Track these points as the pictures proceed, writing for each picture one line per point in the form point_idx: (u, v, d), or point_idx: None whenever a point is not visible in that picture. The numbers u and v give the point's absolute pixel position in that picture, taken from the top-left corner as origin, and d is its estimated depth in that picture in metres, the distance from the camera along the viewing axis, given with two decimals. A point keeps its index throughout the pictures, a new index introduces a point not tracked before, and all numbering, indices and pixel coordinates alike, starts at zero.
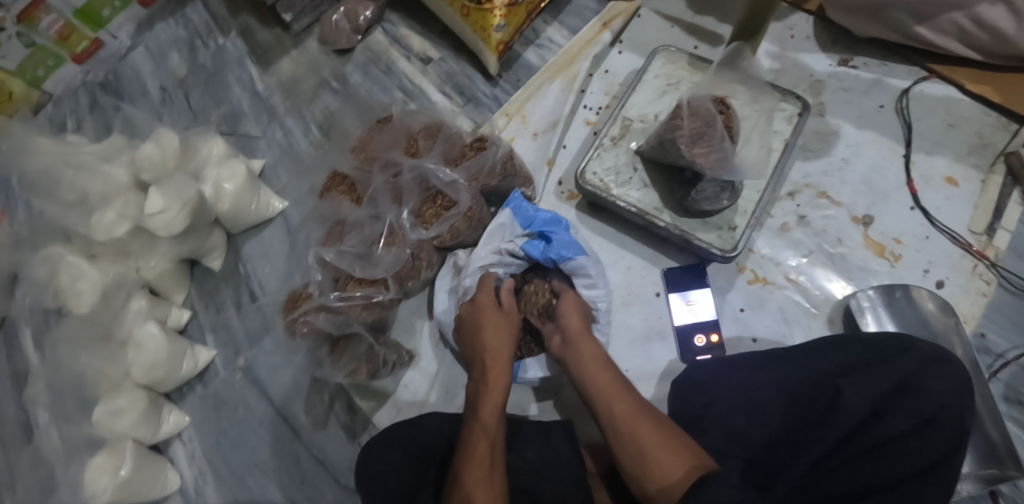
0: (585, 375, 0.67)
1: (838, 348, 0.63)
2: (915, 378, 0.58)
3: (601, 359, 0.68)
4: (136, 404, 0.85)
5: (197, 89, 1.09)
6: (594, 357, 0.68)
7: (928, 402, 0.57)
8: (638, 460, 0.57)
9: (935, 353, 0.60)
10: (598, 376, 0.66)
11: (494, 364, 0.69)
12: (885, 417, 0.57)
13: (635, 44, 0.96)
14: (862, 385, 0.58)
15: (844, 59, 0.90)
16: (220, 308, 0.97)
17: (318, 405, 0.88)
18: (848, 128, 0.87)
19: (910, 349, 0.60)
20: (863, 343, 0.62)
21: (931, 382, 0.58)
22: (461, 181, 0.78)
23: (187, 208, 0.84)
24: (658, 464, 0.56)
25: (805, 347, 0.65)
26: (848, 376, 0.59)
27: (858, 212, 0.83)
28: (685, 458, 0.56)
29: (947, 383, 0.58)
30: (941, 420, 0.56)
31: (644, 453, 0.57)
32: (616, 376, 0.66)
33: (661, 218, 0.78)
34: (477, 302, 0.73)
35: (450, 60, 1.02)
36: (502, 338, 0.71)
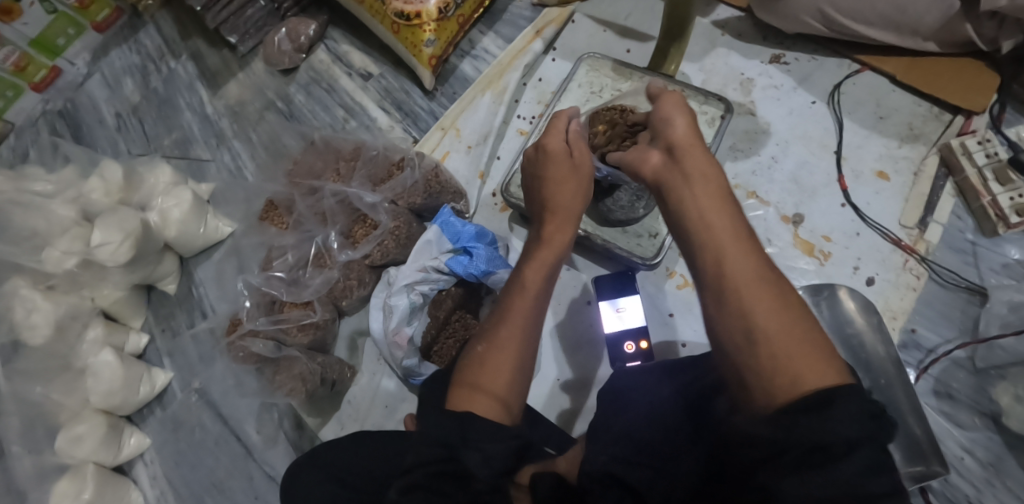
0: (691, 219, 0.47)
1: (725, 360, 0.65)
2: None
3: (717, 194, 0.48)
4: (96, 430, 0.89)
5: (150, 115, 1.11)
6: (680, 110, 0.52)
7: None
8: (710, 248, 0.45)
9: None
10: (711, 217, 0.47)
11: (556, 223, 0.61)
12: None
13: (568, 51, 0.96)
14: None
15: (775, 55, 0.90)
16: (176, 332, 1.00)
17: (268, 425, 0.90)
18: (778, 126, 0.87)
19: None
20: None
21: None
22: (382, 203, 0.81)
23: (130, 239, 0.87)
24: (704, 229, 0.46)
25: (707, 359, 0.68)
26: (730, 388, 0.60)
27: (787, 211, 0.83)
28: (737, 227, 0.46)
29: None
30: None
31: (686, 213, 0.48)
32: (734, 222, 0.47)
33: (582, 228, 0.79)
34: (544, 147, 0.62)
35: (389, 76, 1.02)
36: (571, 192, 0.61)
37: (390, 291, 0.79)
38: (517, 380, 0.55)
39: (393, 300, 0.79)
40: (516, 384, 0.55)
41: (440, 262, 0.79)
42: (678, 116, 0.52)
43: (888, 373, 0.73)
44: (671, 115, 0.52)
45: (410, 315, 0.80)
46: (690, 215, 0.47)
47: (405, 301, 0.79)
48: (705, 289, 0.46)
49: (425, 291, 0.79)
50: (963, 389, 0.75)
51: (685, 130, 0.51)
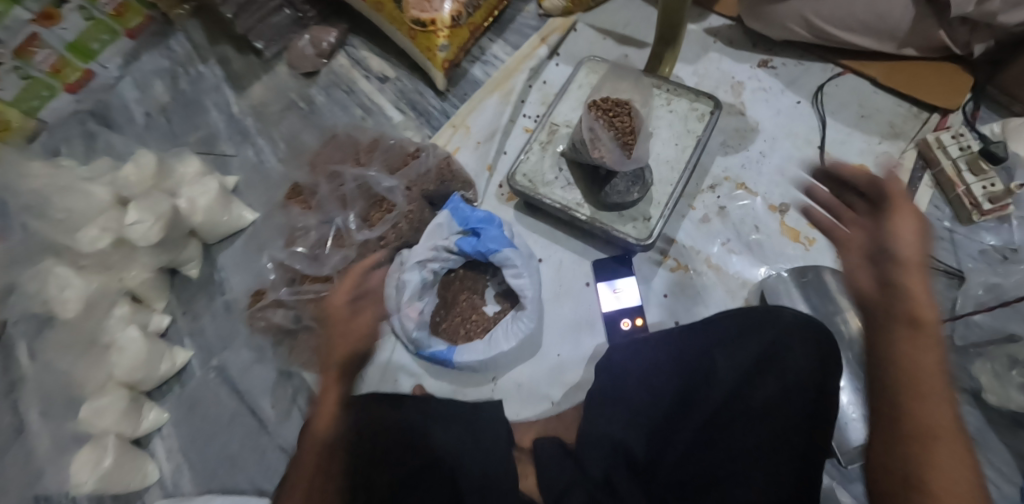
0: (896, 369, 0.54)
1: (715, 328, 0.72)
2: (779, 349, 0.67)
3: (934, 368, 0.53)
4: (118, 403, 0.94)
5: (178, 114, 1.19)
6: (909, 232, 0.56)
7: (804, 377, 0.65)
8: (909, 363, 0.53)
9: (796, 321, 0.69)
10: (921, 377, 0.53)
11: (326, 384, 0.70)
12: (756, 384, 0.66)
13: (571, 57, 1.04)
14: (733, 355, 0.68)
15: (763, 60, 0.97)
16: (196, 314, 1.05)
17: (283, 399, 0.97)
18: (767, 124, 0.93)
19: (774, 324, 0.69)
20: (740, 325, 0.71)
21: (794, 352, 0.67)
22: (399, 187, 0.89)
23: (161, 221, 0.93)
24: (919, 385, 0.53)
25: (705, 325, 0.73)
26: (725, 349, 0.69)
27: (774, 201, 0.88)
28: (942, 393, 0.52)
29: (810, 350, 0.67)
30: (807, 384, 0.65)
31: (903, 367, 0.54)
32: (940, 386, 0.53)
33: (582, 212, 0.84)
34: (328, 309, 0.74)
35: (404, 79, 1.10)
36: (350, 348, 0.71)
37: (402, 268, 0.83)
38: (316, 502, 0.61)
39: (405, 275, 0.82)
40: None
41: (450, 242, 0.85)
42: (907, 251, 0.56)
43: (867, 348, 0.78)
44: (905, 242, 0.56)
45: (421, 291, 0.84)
46: (902, 349, 0.54)
47: (416, 277, 0.83)
48: (904, 436, 0.52)
49: (435, 270, 0.84)
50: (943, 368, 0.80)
51: (913, 256, 0.55)
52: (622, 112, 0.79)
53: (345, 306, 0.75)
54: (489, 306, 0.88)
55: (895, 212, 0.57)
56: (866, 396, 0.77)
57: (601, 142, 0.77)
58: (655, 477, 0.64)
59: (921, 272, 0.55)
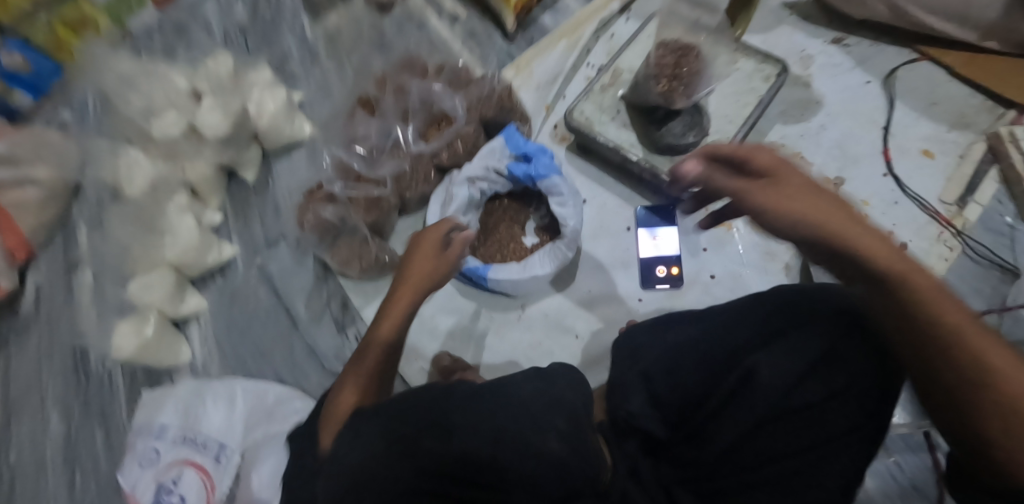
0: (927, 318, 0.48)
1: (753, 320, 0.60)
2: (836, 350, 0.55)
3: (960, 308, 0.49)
4: (166, 280, 1.00)
5: (254, 33, 1.23)
6: (797, 182, 0.54)
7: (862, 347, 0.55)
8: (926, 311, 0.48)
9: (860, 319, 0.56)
10: (950, 314, 0.48)
11: (370, 353, 0.64)
12: (800, 393, 0.54)
13: (642, 14, 1.05)
14: (778, 364, 0.55)
15: (837, 38, 0.96)
16: (247, 216, 1.10)
17: (318, 301, 1.01)
18: (831, 98, 0.92)
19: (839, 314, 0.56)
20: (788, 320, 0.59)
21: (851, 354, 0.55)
22: (461, 107, 0.92)
23: (230, 118, 1.00)
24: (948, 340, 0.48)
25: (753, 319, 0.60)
26: (765, 351, 0.57)
27: (829, 173, 0.88)
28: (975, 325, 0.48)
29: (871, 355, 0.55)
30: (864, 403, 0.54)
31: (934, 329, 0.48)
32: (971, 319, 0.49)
33: (635, 153, 0.86)
34: (418, 238, 0.71)
35: (475, 20, 1.12)
36: (417, 283, 0.67)
37: (453, 182, 0.87)
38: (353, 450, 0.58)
39: (455, 191, 0.86)
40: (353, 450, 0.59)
41: (501, 165, 0.88)
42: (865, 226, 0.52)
43: None
44: (808, 208, 0.52)
45: (466, 207, 0.87)
46: (907, 282, 0.49)
47: (465, 193, 0.86)
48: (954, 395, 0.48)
49: (483, 189, 0.88)
50: None
51: (886, 249, 0.50)
52: (688, 51, 0.79)
53: (437, 244, 0.70)
54: (528, 236, 0.90)
55: (773, 196, 0.53)
56: None
57: (670, 78, 0.78)
58: (670, 460, 0.59)
59: (892, 249, 0.51)
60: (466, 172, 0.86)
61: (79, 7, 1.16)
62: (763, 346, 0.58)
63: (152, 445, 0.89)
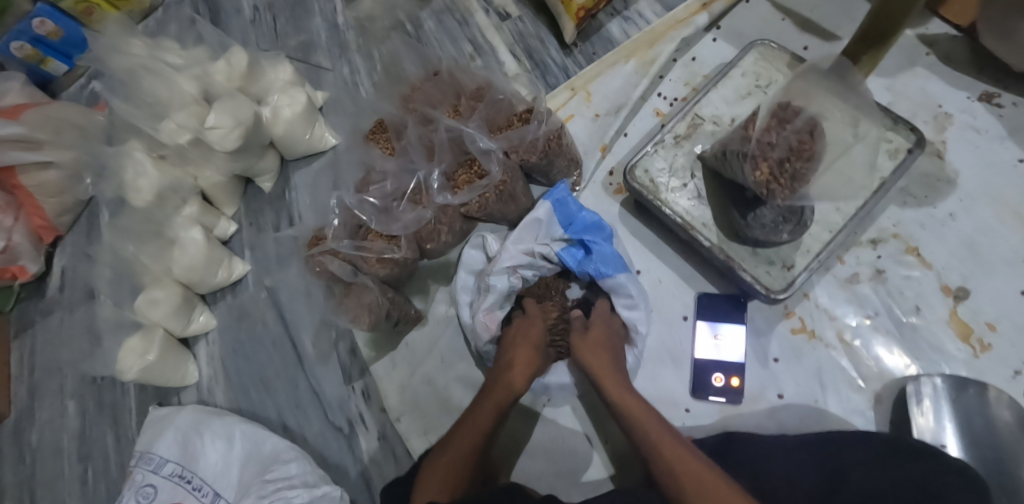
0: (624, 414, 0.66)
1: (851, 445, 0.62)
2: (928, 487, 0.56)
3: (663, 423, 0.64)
4: (172, 297, 0.92)
5: (283, 11, 1.07)
6: (634, 402, 0.66)
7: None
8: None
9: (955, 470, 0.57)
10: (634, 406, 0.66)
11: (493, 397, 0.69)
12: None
13: (733, 33, 0.85)
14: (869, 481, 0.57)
15: (987, 93, 0.75)
16: (261, 228, 1.01)
17: (326, 339, 0.93)
18: (967, 178, 0.73)
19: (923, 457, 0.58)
20: (875, 448, 0.60)
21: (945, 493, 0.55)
22: (496, 151, 0.77)
23: (241, 128, 0.87)
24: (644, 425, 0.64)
25: (857, 451, 0.61)
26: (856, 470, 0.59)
27: (950, 280, 0.71)
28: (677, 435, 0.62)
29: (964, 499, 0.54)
30: None
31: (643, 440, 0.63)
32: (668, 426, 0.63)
33: (706, 236, 0.72)
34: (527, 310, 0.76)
35: (527, 20, 0.94)
36: (525, 370, 0.70)
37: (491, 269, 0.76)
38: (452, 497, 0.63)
39: (493, 281, 0.76)
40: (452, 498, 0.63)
41: (551, 249, 0.76)
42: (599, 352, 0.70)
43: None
44: (592, 361, 0.69)
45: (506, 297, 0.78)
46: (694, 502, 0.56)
47: (504, 283, 0.76)
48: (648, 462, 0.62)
49: (527, 276, 0.77)
50: None
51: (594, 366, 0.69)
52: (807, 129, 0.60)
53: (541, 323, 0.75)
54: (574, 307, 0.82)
55: (579, 342, 0.71)
56: None
57: (771, 167, 0.61)
58: None
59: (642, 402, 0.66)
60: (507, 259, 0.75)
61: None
62: (852, 467, 0.59)
63: (149, 479, 0.84)
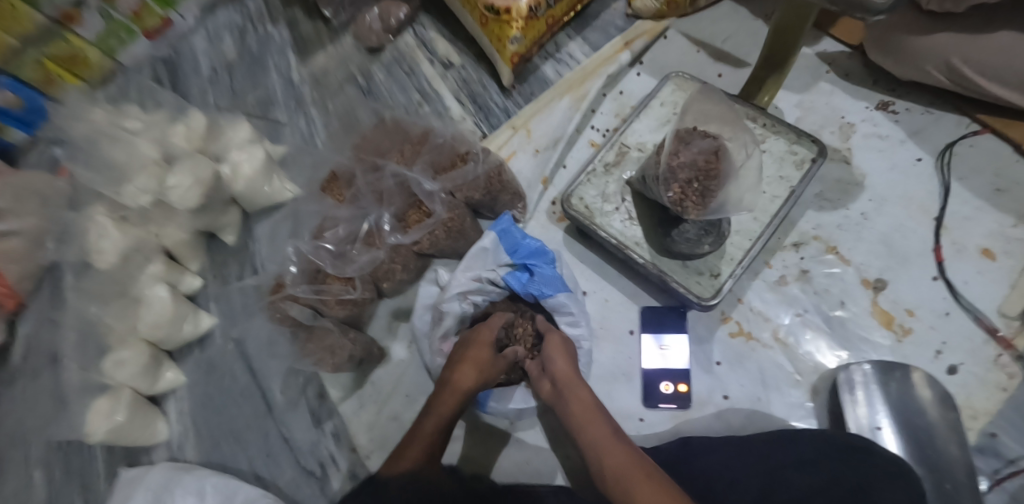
0: (575, 422, 0.68)
1: (794, 445, 0.63)
2: (867, 485, 0.56)
3: (611, 431, 0.66)
4: (139, 357, 0.93)
5: (240, 69, 1.11)
6: (582, 405, 0.69)
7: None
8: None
9: (891, 470, 0.58)
10: (587, 421, 0.67)
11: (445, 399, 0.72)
12: None
13: (655, 67, 0.92)
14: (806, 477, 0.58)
15: (883, 102, 0.82)
16: (227, 280, 1.04)
17: (293, 384, 0.95)
18: (875, 180, 0.79)
19: (862, 455, 0.60)
20: (817, 447, 0.62)
21: (881, 492, 0.55)
22: (439, 193, 0.84)
23: (199, 184, 0.92)
24: (589, 431, 0.66)
25: (806, 452, 0.62)
26: (796, 469, 0.60)
27: (869, 274, 0.76)
28: (627, 445, 0.63)
29: (901, 495, 0.55)
30: None
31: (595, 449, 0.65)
32: (620, 435, 0.65)
33: (640, 254, 0.78)
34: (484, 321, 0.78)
35: (470, 68, 1.01)
36: (470, 372, 0.72)
37: (443, 296, 0.81)
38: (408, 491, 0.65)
39: (446, 306, 0.81)
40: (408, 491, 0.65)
41: (497, 275, 0.82)
42: (561, 358, 0.74)
43: (955, 478, 0.66)
44: (558, 367, 0.73)
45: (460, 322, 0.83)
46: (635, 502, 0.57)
47: (456, 308, 0.81)
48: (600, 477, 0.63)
49: (476, 301, 0.82)
50: None
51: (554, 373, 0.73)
52: (711, 153, 0.70)
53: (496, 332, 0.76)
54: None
55: (552, 340, 0.75)
56: None
57: (682, 186, 0.71)
58: None
59: (593, 402, 0.69)
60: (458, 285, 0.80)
61: (69, 44, 0.97)
62: (794, 466, 0.61)
63: None
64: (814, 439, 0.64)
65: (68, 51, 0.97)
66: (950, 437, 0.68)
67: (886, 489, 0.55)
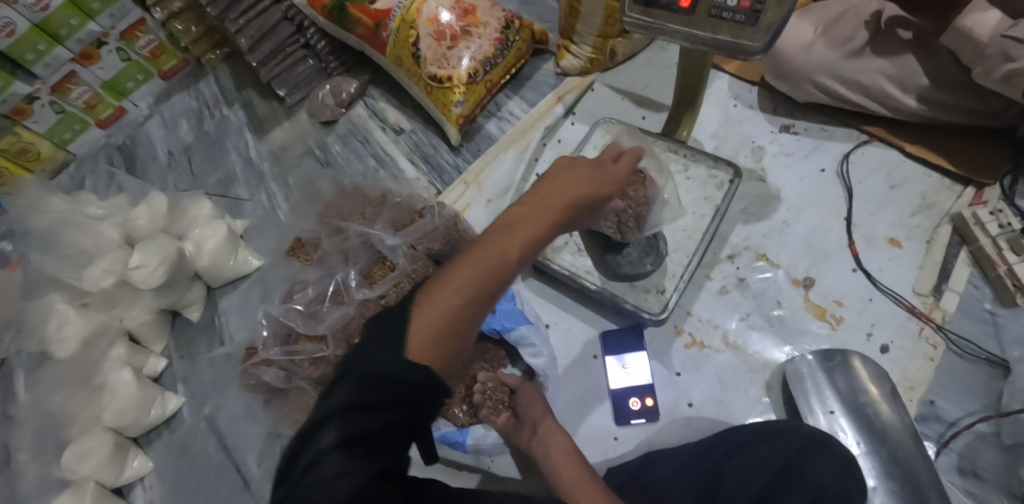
0: (556, 469, 0.72)
1: (730, 434, 0.70)
2: (796, 461, 0.62)
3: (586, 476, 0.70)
4: (103, 447, 0.90)
5: (199, 155, 1.19)
6: (563, 450, 0.74)
7: (812, 483, 0.58)
8: None
9: (813, 439, 0.64)
10: (566, 469, 0.71)
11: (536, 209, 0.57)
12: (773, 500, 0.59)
13: (587, 116, 1.03)
14: (743, 463, 0.64)
15: (785, 125, 0.94)
16: (194, 358, 1.03)
17: (270, 456, 0.93)
18: (789, 192, 0.90)
19: (786, 433, 0.66)
20: (745, 431, 0.69)
21: (811, 465, 0.60)
22: (402, 246, 0.88)
23: (165, 263, 0.93)
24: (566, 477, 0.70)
25: (739, 439, 0.68)
26: (734, 458, 0.65)
27: (798, 274, 0.85)
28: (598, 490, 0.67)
29: (829, 465, 0.60)
30: (830, 491, 0.57)
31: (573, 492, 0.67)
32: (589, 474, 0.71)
33: (592, 281, 0.84)
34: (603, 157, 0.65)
35: (420, 131, 1.10)
36: (592, 181, 0.61)
37: None
38: (435, 343, 0.49)
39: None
40: (430, 348, 0.48)
41: None
42: (537, 405, 0.78)
43: (905, 445, 0.72)
44: (535, 416, 0.76)
45: None
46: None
47: None
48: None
49: None
50: (989, 467, 0.72)
51: (536, 421, 0.76)
52: (637, 181, 0.76)
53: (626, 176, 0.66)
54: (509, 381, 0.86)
55: (526, 390, 0.79)
56: (960, 493, 0.71)
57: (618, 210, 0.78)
58: None
59: (571, 453, 0.74)
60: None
61: (22, 136, 1.11)
62: (732, 455, 0.66)
63: None
64: (749, 427, 0.70)
65: (21, 145, 1.12)
66: (891, 408, 0.74)
67: (812, 460, 0.61)
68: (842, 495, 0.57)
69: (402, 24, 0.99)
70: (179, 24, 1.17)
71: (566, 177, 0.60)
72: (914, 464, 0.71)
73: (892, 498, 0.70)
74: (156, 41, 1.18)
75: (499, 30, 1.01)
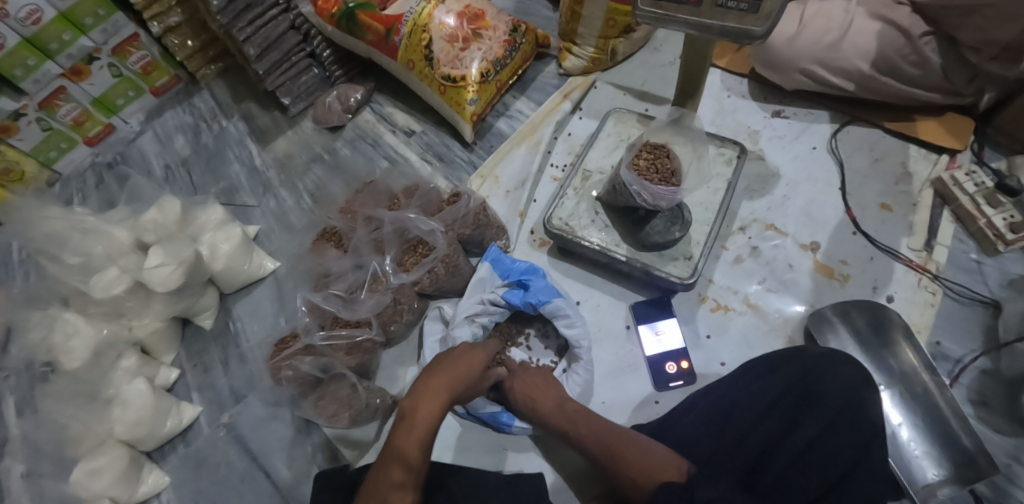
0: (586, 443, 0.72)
1: (772, 372, 0.73)
2: (810, 382, 0.70)
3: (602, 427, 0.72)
4: (117, 462, 0.84)
5: (198, 167, 1.18)
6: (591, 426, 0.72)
7: (827, 405, 0.68)
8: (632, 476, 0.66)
9: (826, 354, 0.73)
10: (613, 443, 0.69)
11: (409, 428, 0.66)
12: (797, 430, 0.67)
13: (593, 111, 1.09)
14: (756, 390, 0.72)
15: (776, 111, 1.03)
16: (208, 367, 0.99)
17: (300, 457, 0.90)
18: (786, 169, 0.98)
19: (795, 358, 0.73)
20: (787, 364, 0.73)
21: (824, 385, 0.69)
22: (438, 230, 0.88)
23: (183, 266, 0.90)
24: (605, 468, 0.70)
25: (760, 364, 0.75)
26: (754, 385, 0.73)
27: (804, 240, 0.92)
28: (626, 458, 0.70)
29: (840, 381, 0.69)
30: (847, 415, 0.67)
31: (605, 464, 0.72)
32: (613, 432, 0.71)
33: (621, 252, 0.88)
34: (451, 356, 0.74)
35: (430, 132, 1.13)
36: (437, 397, 0.68)
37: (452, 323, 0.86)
38: None
39: (457, 332, 0.84)
40: None
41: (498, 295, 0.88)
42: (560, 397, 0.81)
43: (923, 381, 0.78)
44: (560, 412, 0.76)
45: None
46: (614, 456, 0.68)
47: (466, 331, 0.85)
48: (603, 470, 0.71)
49: (483, 323, 0.87)
50: (996, 396, 0.79)
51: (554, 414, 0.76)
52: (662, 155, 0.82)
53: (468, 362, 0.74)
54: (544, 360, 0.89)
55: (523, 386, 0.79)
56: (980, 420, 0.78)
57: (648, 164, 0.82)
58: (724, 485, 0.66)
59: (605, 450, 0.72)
60: (464, 312, 0.86)
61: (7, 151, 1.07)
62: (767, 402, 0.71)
63: None
64: (760, 359, 0.76)
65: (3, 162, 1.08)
66: (909, 349, 0.80)
67: (826, 378, 0.70)
68: (856, 406, 0.68)
69: (414, 29, 1.03)
70: (176, 39, 1.17)
71: (418, 422, 0.66)
72: (935, 394, 0.77)
73: (918, 430, 0.76)
74: (148, 57, 1.17)
75: (506, 34, 1.07)
